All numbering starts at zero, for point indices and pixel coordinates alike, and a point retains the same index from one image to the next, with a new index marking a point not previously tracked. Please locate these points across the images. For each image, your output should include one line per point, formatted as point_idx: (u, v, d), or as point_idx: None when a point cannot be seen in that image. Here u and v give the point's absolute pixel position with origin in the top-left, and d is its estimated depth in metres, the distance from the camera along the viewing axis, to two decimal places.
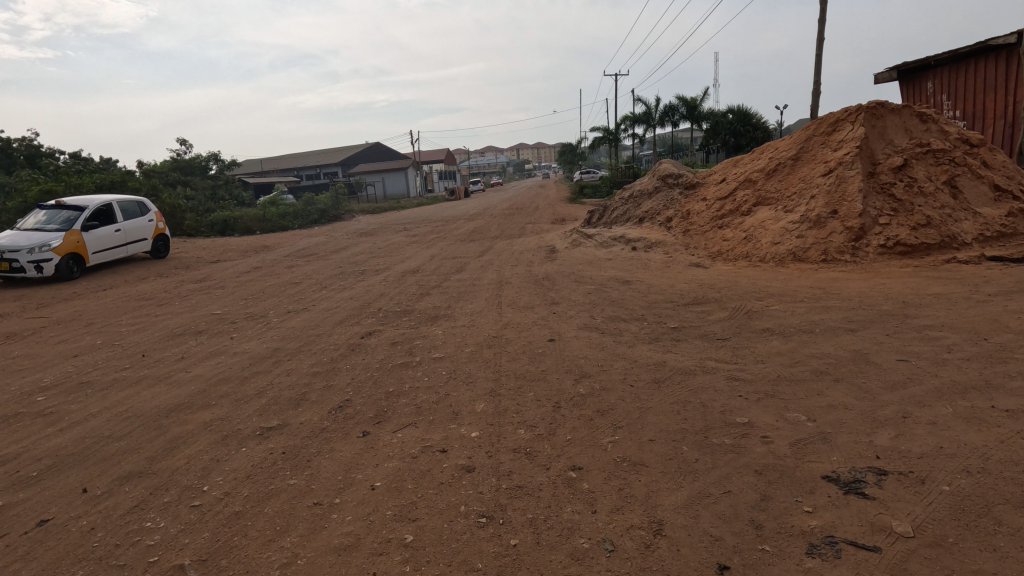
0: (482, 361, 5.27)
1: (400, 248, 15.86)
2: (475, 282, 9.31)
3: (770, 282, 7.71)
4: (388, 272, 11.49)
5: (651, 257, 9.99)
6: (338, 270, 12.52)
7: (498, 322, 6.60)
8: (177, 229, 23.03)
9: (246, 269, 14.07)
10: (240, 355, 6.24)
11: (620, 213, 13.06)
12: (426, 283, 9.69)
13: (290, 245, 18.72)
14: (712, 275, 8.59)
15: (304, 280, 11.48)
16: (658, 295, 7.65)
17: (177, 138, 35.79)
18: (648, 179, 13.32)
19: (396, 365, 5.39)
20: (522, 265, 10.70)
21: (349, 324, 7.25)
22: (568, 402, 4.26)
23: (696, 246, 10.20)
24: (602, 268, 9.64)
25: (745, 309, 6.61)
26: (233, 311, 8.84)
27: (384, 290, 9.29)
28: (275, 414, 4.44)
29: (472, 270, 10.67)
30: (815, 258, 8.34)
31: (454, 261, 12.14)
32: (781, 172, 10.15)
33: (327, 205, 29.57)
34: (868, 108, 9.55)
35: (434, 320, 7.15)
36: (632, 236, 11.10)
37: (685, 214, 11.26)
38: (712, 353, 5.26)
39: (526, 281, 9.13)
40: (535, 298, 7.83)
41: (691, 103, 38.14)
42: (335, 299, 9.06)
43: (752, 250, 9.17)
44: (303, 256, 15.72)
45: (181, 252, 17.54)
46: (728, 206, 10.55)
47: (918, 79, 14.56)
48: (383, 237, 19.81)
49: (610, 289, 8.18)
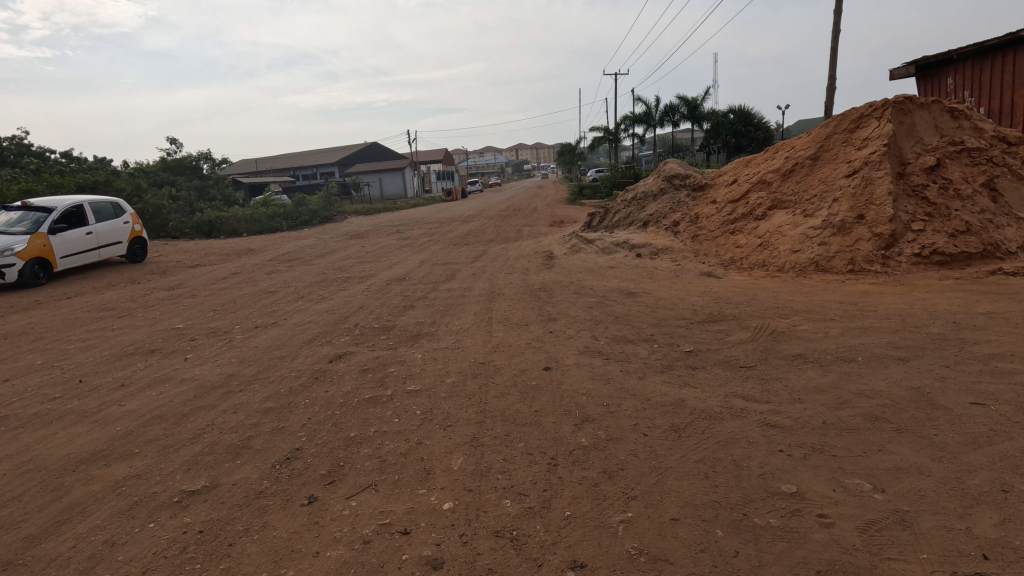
0: (465, 397, 4.43)
1: (390, 252, 15.03)
2: (464, 293, 8.48)
3: (793, 295, 6.89)
4: (373, 279, 10.66)
5: (657, 265, 9.16)
6: (321, 276, 11.67)
7: (487, 343, 5.77)
8: (161, 230, 22.17)
9: (225, 275, 13.23)
10: (187, 383, 5.41)
11: (622, 216, 12.24)
12: (412, 293, 8.85)
13: (276, 249, 17.87)
14: (727, 286, 7.76)
15: (283, 288, 10.64)
16: (668, 310, 6.83)
17: (168, 138, 35.12)
18: (653, 179, 12.50)
19: (362, 401, 4.55)
20: (518, 272, 9.87)
21: (319, 344, 6.42)
22: (567, 458, 3.43)
23: (706, 253, 9.39)
24: (605, 277, 8.81)
25: (769, 330, 5.78)
26: (198, 325, 7.99)
27: (365, 302, 8.46)
28: (203, 471, 3.60)
29: (462, 278, 9.83)
30: (841, 268, 7.51)
31: (445, 268, 11.30)
32: (799, 173, 9.32)
33: (318, 206, 28.73)
34: (895, 103, 8.74)
35: (415, 339, 6.31)
36: (636, 242, 10.27)
37: (694, 218, 10.43)
38: (738, 388, 4.43)
39: (522, 292, 8.30)
40: (531, 313, 7.00)
41: (692, 102, 37.35)
42: (310, 312, 8.21)
43: (769, 259, 8.34)
44: (288, 260, 14.89)
45: (160, 256, 16.67)
46: (741, 209, 9.72)
47: (937, 74, 13.74)
48: (373, 240, 18.97)
49: (614, 302, 7.36)
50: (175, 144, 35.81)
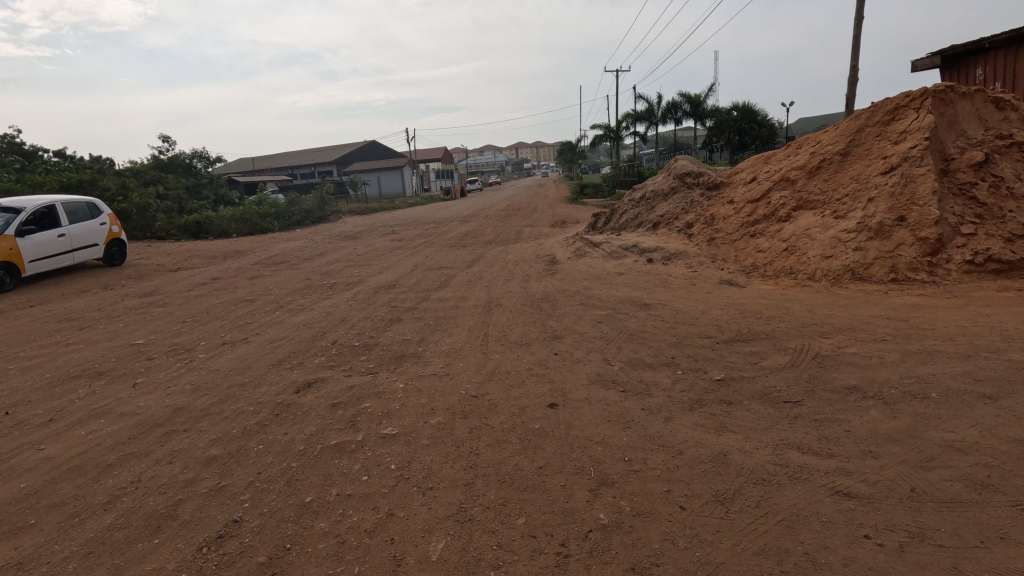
0: (453, 447, 3.59)
1: (381, 255, 14.17)
2: (457, 304, 7.64)
3: (831, 309, 6.05)
4: (360, 287, 9.82)
5: (671, 272, 8.32)
6: (305, 282, 10.83)
7: (481, 369, 4.91)
8: (147, 231, 21.32)
9: (205, 279, 12.40)
10: (125, 418, 4.56)
11: (630, 217, 11.40)
12: (401, 304, 8.01)
13: (264, 251, 17.05)
14: (753, 297, 6.92)
15: (262, 296, 9.79)
16: (689, 327, 5.97)
17: (161, 137, 34.34)
18: (663, 177, 11.66)
19: (326, 449, 3.71)
20: (517, 280, 9.03)
21: (289, 367, 5.56)
22: (581, 546, 2.59)
23: (725, 258, 8.56)
24: (614, 286, 7.96)
25: (812, 353, 4.94)
26: (160, 340, 7.16)
27: (348, 315, 7.62)
28: (106, 559, 2.76)
29: (457, 286, 9.01)
30: (881, 276, 6.68)
31: (439, 273, 10.48)
32: (827, 169, 8.48)
33: (312, 207, 27.94)
34: (936, 92, 7.86)
35: (399, 362, 5.46)
36: (647, 245, 9.44)
37: (709, 219, 9.60)
38: (790, 434, 3.58)
39: (522, 303, 7.44)
40: (533, 330, 6.16)
41: (696, 99, 36.53)
42: (286, 326, 7.36)
43: (797, 265, 7.51)
44: (273, 264, 14.05)
45: (142, 259, 15.83)
46: (762, 209, 8.89)
47: (965, 65, 12.86)
48: (367, 241, 18.17)
49: (625, 316, 6.51)
50: (168, 142, 34.92)
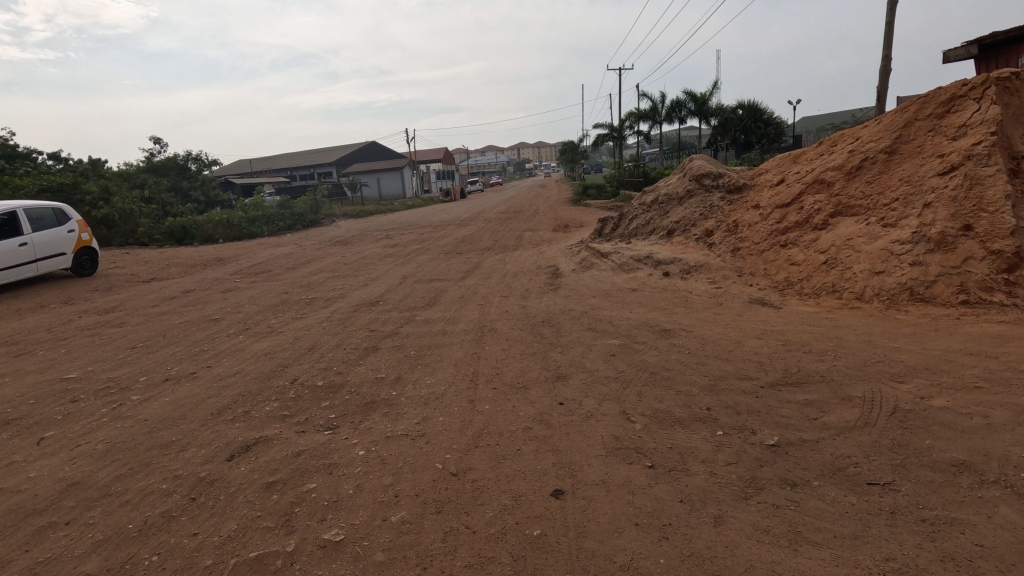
0: (417, 569, 2.53)
1: (370, 264, 13.15)
2: (445, 328, 6.59)
3: (895, 340, 4.98)
4: (340, 304, 8.76)
5: (692, 289, 7.25)
6: (282, 297, 9.79)
7: (466, 429, 3.86)
8: (130, 237, 20.34)
9: (175, 292, 11.37)
10: (1, 499, 3.50)
11: (640, 223, 10.31)
12: (381, 327, 6.96)
13: (248, 258, 16.03)
14: (792, 320, 5.85)
15: (231, 314, 8.75)
16: (723, 363, 4.90)
17: (153, 138, 33.42)
18: (677, 179, 10.58)
19: (242, 567, 2.65)
20: (515, 297, 7.96)
21: (230, 418, 4.49)
22: None
23: (752, 273, 7.49)
24: (626, 306, 6.89)
25: (888, 406, 3.87)
26: (97, 374, 6.11)
27: (319, 341, 6.56)
28: None
29: (447, 304, 7.96)
30: (947, 297, 5.60)
31: (429, 287, 9.43)
32: (870, 170, 7.40)
33: (304, 209, 26.93)
34: (1000, 81, 6.77)
35: (365, 414, 4.40)
36: (662, 255, 8.37)
37: (732, 226, 8.52)
38: (899, 552, 2.51)
39: (519, 327, 6.37)
40: (532, 367, 5.09)
41: (701, 97, 35.49)
42: (245, 355, 6.29)
43: (842, 282, 6.44)
44: (254, 274, 13.01)
45: (116, 268, 14.81)
46: (794, 215, 7.81)
47: (1005, 54, 11.75)
48: (359, 247, 17.16)
49: (643, 347, 5.46)
50: (159, 143, 33.93)
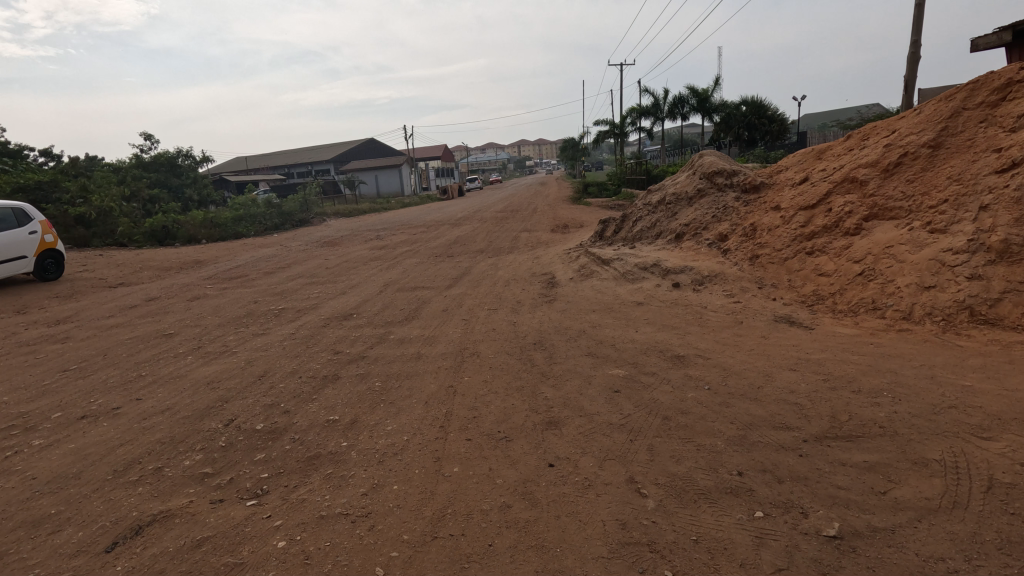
0: None
1: (354, 269, 12.24)
2: (420, 352, 5.67)
3: (963, 376, 4.04)
4: (310, 317, 7.82)
5: (706, 304, 6.33)
6: (249, 308, 8.88)
7: (425, 509, 2.94)
8: (108, 238, 19.44)
9: (139, 299, 10.45)
10: None
11: (645, 225, 9.37)
12: (349, 348, 6.03)
13: (228, 260, 15.12)
14: (830, 344, 4.92)
15: (187, 329, 7.80)
16: (752, 405, 3.97)
17: (143, 135, 32.58)
18: (686, 176, 9.64)
19: None
20: (505, 310, 7.03)
21: (135, 479, 3.57)
22: None
23: (775, 285, 6.56)
24: (631, 325, 5.97)
25: (980, 478, 2.94)
26: (9, 407, 5.19)
27: (274, 366, 5.64)
28: None
29: (427, 319, 7.04)
30: (1018, 320, 4.66)
31: (410, 297, 8.51)
32: (910, 167, 6.46)
33: (294, 209, 26.00)
34: None
35: (304, 476, 3.48)
36: (670, 263, 7.44)
37: (748, 229, 7.59)
38: None
39: (506, 351, 5.44)
40: (517, 407, 4.16)
41: (703, 93, 34.54)
42: (184, 384, 5.36)
43: (883, 298, 5.51)
44: (228, 279, 12.09)
45: (85, 272, 13.88)
46: (821, 218, 6.88)
47: None
48: (345, 249, 16.26)
49: (653, 381, 4.53)
50: (148, 139, 32.90)
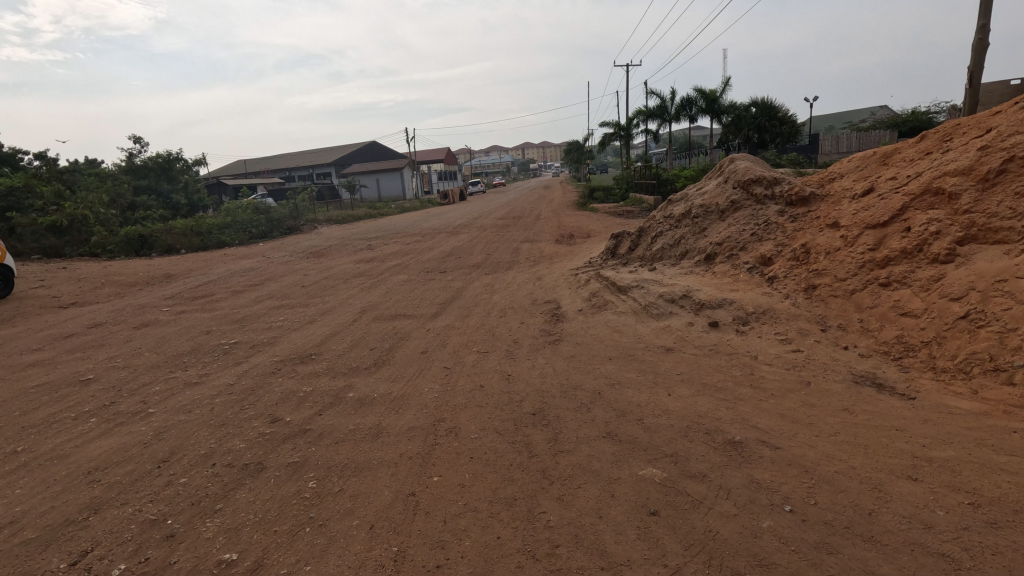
0: None
1: (332, 287, 10.86)
2: (380, 424, 4.26)
3: None
4: (262, 359, 6.39)
5: (757, 354, 4.90)
6: (198, 341, 7.49)
7: None
8: (81, 247, 18.17)
9: (82, 325, 9.10)
10: None
11: (668, 243, 7.96)
12: (291, 414, 4.61)
13: (200, 275, 13.76)
14: (951, 429, 3.47)
15: (112, 372, 6.38)
16: (872, 557, 2.53)
17: (133, 138, 31.43)
18: (715, 184, 8.22)
19: None
20: (497, 355, 5.60)
21: None
22: None
23: (842, 327, 5.12)
24: (661, 385, 4.54)
25: None
26: None
27: (186, 444, 4.22)
28: None
29: (400, 365, 5.62)
30: None
31: (386, 330, 7.11)
32: (1018, 175, 5.01)
33: (284, 215, 24.70)
34: None
35: None
36: (703, 294, 6.02)
37: (799, 252, 6.16)
38: None
39: (495, 426, 4.03)
40: (506, 549, 2.74)
41: (711, 95, 33.09)
42: (58, 473, 3.94)
43: (1007, 355, 4.05)
44: (191, 299, 10.72)
45: (41, 288, 12.54)
46: (897, 240, 5.42)
47: None
48: (330, 261, 14.87)
49: (706, 494, 3.09)
50: (139, 142, 31.60)
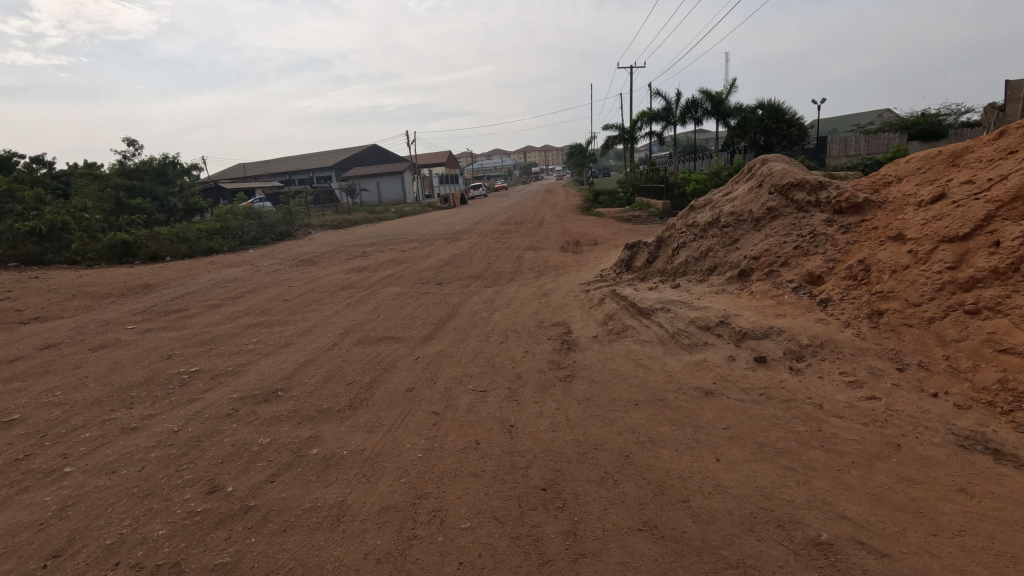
0: None
1: (317, 301, 9.90)
2: (346, 500, 3.28)
3: None
4: (221, 395, 5.41)
5: (823, 402, 3.91)
6: (155, 369, 6.52)
7: None
8: (61, 254, 17.28)
9: (34, 346, 8.13)
10: None
11: (693, 255, 7.00)
12: (235, 480, 3.63)
13: (180, 285, 12.82)
14: None
15: (43, 410, 5.40)
16: None
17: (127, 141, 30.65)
18: (746, 188, 7.26)
19: None
20: (498, 397, 4.62)
21: None
22: None
23: (924, 365, 4.13)
24: (708, 447, 3.55)
25: None
26: None
27: (92, 527, 3.24)
28: None
29: (378, 408, 4.64)
30: None
31: (369, 357, 6.13)
32: None
33: (277, 221, 23.77)
34: None
35: None
36: (745, 320, 5.03)
37: (856, 269, 5.19)
38: None
39: (495, 511, 3.04)
40: None
41: (717, 96, 32.14)
42: None
43: None
44: (162, 314, 9.76)
45: (6, 300, 11.60)
46: (984, 255, 4.44)
47: None
48: (320, 270, 13.92)
49: None
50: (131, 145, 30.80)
